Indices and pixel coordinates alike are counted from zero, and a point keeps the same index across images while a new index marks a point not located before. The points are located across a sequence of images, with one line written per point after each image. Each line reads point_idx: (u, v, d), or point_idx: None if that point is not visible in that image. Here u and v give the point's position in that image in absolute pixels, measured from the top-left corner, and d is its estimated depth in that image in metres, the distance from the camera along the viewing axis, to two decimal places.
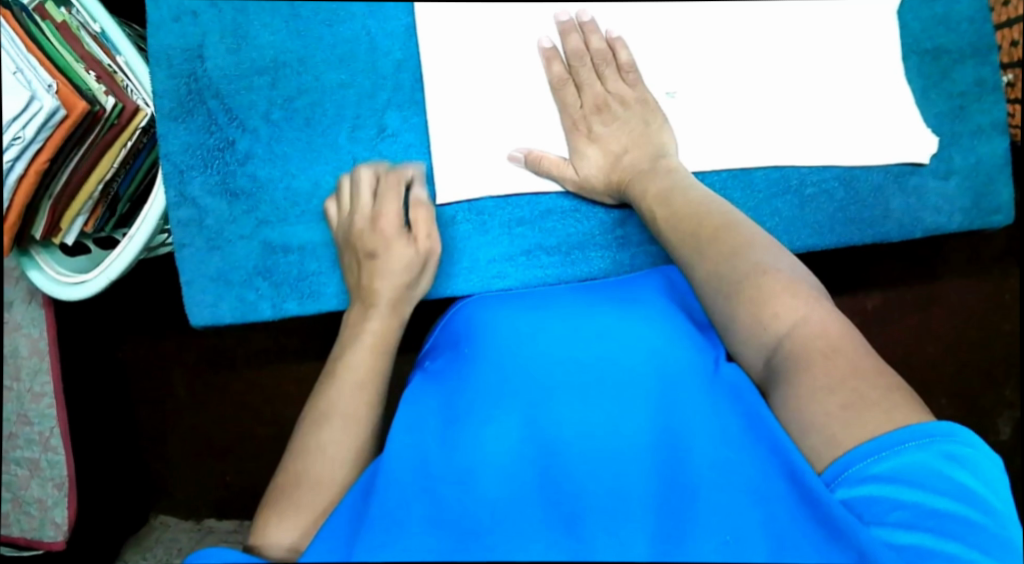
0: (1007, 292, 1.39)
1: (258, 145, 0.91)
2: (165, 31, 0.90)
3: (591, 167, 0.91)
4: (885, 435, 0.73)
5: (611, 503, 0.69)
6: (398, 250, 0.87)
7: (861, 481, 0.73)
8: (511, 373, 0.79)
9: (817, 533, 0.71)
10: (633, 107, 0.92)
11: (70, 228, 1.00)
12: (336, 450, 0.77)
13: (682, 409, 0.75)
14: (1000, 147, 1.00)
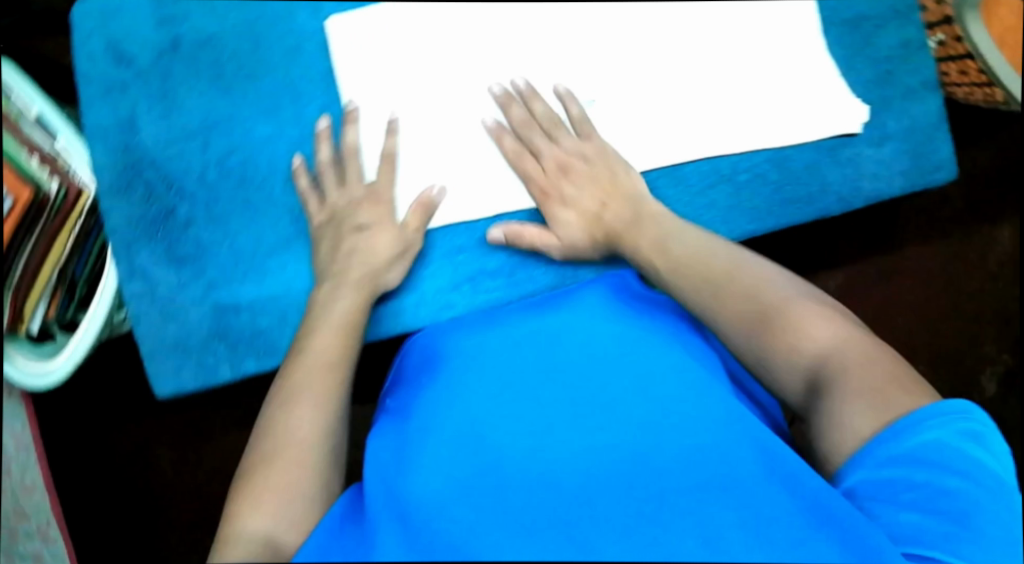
0: (972, 250, 1.41)
1: (198, 209, 0.94)
2: (96, 106, 0.93)
3: (573, 231, 0.94)
4: (900, 421, 0.75)
5: (572, 510, 0.73)
6: (361, 256, 0.91)
7: (875, 461, 0.75)
8: (468, 392, 0.84)
9: (770, 504, 0.75)
10: (594, 161, 0.94)
11: (33, 317, 1.02)
12: (302, 432, 0.80)
13: (628, 409, 0.80)
14: (933, 105, 1.01)
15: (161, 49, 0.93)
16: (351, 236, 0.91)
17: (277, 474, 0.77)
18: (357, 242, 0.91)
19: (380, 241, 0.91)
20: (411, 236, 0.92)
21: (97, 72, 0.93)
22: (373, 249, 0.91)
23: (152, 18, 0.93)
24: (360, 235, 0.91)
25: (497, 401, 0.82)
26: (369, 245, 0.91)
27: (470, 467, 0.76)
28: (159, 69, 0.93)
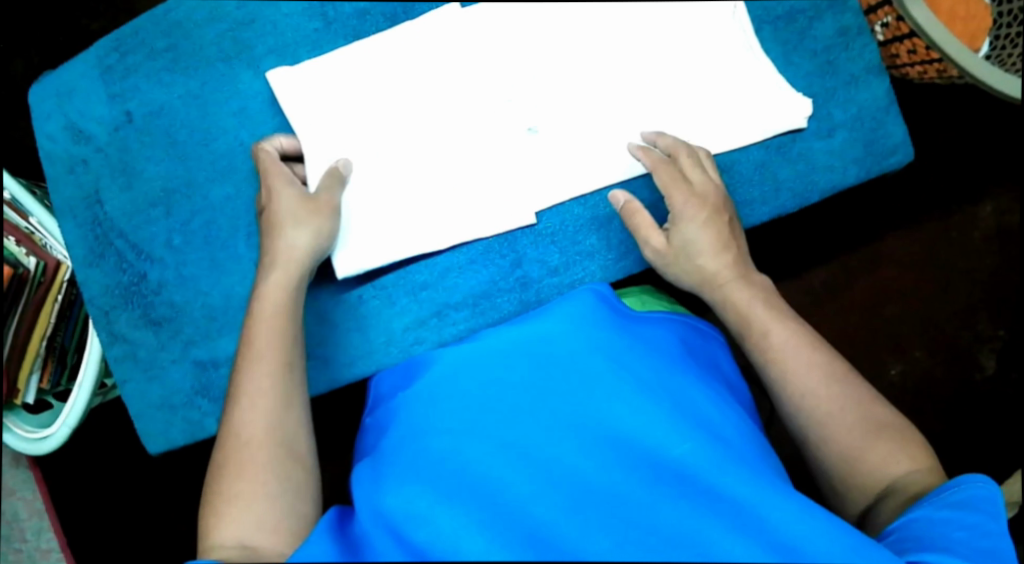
0: (953, 231, 1.41)
1: (168, 272, 0.97)
2: (62, 183, 0.98)
3: (697, 254, 0.93)
4: (961, 476, 0.82)
5: (562, 527, 0.75)
6: (279, 237, 0.90)
7: (928, 503, 0.82)
8: (453, 399, 0.83)
9: (742, 525, 0.77)
10: (719, 199, 0.94)
11: (28, 387, 1.07)
12: (248, 433, 0.84)
13: (615, 423, 0.81)
14: (880, 89, 1.01)
15: (116, 123, 0.98)
16: (271, 215, 0.91)
17: (236, 476, 0.82)
18: (275, 218, 0.91)
19: (293, 207, 0.91)
20: (326, 197, 0.91)
21: (59, 151, 0.98)
22: (290, 221, 0.90)
23: (103, 95, 0.98)
24: (287, 204, 0.91)
25: (483, 406, 0.81)
26: (292, 215, 0.90)
27: (460, 474, 0.77)
28: (116, 141, 0.98)
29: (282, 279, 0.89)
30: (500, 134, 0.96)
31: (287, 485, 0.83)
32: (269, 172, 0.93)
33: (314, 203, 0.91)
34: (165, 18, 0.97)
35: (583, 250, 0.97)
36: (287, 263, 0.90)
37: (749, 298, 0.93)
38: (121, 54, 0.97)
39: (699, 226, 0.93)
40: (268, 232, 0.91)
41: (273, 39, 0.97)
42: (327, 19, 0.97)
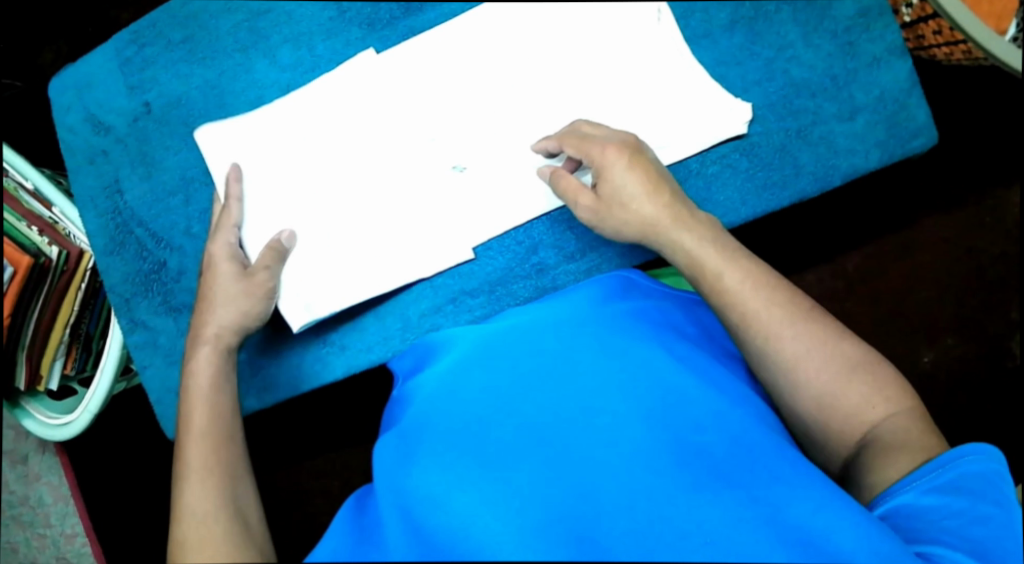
0: (987, 216, 1.37)
1: (187, 261, 0.98)
2: (83, 174, 0.99)
3: (627, 204, 0.90)
4: (942, 455, 0.82)
5: (579, 512, 0.74)
6: (213, 308, 0.90)
7: (915, 487, 0.82)
8: (472, 382, 0.82)
9: (760, 516, 0.76)
10: (632, 150, 0.91)
11: (52, 372, 1.08)
12: (199, 509, 0.79)
13: (635, 405, 0.79)
14: (903, 70, 0.99)
15: (135, 114, 0.98)
16: (205, 295, 0.91)
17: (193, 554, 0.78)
18: (206, 301, 0.91)
19: (228, 286, 0.91)
20: (262, 273, 0.91)
21: (80, 141, 0.99)
22: (222, 300, 0.91)
23: (122, 86, 0.99)
24: (225, 282, 0.91)
25: (499, 389, 0.81)
26: (226, 298, 0.91)
27: (475, 455, 0.76)
28: (135, 132, 0.99)
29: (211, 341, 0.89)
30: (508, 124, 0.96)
31: (219, 559, 0.77)
32: (211, 256, 0.93)
33: (247, 281, 0.91)
34: (181, 10, 0.98)
35: (600, 235, 0.96)
36: (211, 343, 0.90)
37: (690, 237, 0.90)
38: (138, 46, 0.98)
39: (624, 173, 0.90)
40: (202, 308, 0.91)
41: (289, 28, 0.97)
42: (341, 7, 0.97)
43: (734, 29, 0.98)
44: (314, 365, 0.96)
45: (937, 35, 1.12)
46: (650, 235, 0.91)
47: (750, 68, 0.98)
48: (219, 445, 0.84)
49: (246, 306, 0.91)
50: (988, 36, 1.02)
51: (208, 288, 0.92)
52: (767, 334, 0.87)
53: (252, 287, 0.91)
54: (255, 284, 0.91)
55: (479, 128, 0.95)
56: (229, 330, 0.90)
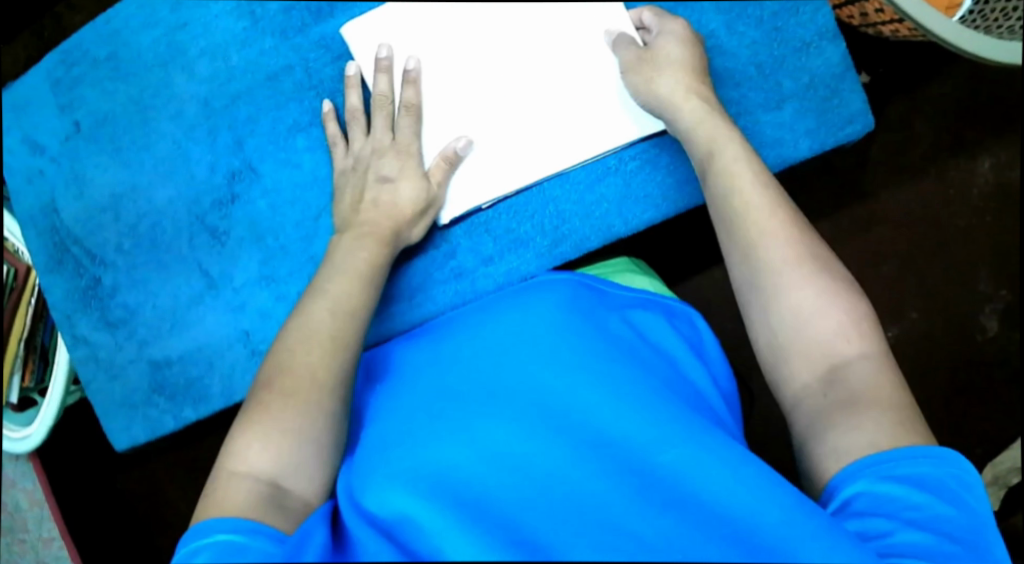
0: (951, 188, 1.35)
1: (121, 276, 0.99)
2: (21, 195, 1.00)
3: (664, 70, 0.91)
4: (902, 446, 0.75)
5: (538, 518, 0.70)
6: (392, 204, 0.91)
7: (873, 473, 0.75)
8: (429, 393, 0.80)
9: (729, 523, 0.72)
10: (674, 38, 0.92)
11: (10, 387, 1.11)
12: (303, 375, 0.82)
13: (592, 410, 0.77)
14: (835, 54, 0.96)
15: (66, 133, 0.99)
16: (376, 188, 0.92)
17: (285, 410, 0.80)
18: (389, 194, 0.91)
19: (404, 188, 0.92)
20: (438, 190, 0.93)
21: (17, 162, 1.00)
22: (406, 203, 0.91)
23: (53, 107, 0.99)
24: (384, 186, 0.92)
25: (452, 397, 0.78)
26: (394, 200, 0.91)
27: (432, 463, 0.73)
28: (67, 151, 0.99)
29: (366, 259, 0.89)
30: (536, 71, 0.94)
31: (314, 420, 0.80)
32: (335, 156, 0.95)
33: (433, 195, 0.93)
34: (105, 28, 0.98)
35: (513, 237, 0.96)
36: (354, 270, 0.88)
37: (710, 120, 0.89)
38: (67, 66, 0.99)
39: (678, 43, 0.91)
40: (362, 201, 0.92)
41: (206, 41, 0.97)
42: (255, 19, 0.97)
43: None
44: (247, 377, 0.98)
45: (880, 13, 1.05)
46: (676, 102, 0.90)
47: None
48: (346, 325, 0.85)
49: (408, 208, 0.91)
50: (931, 14, 0.95)
51: (395, 179, 0.92)
52: (763, 230, 0.84)
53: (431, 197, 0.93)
54: (430, 192, 0.93)
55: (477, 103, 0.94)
56: (377, 241, 0.90)
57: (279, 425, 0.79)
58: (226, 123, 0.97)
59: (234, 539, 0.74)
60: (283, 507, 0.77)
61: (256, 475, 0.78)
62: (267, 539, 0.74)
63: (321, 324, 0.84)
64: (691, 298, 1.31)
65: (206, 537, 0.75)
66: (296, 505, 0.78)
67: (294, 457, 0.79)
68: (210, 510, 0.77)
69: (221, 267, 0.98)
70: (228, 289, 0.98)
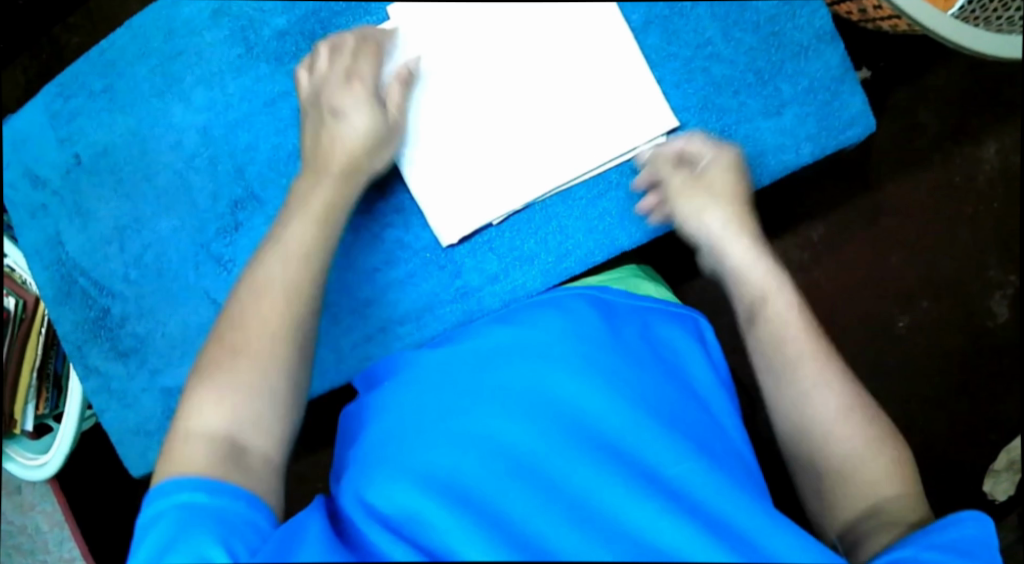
0: (958, 174, 1.34)
1: (128, 306, 1.00)
2: (26, 229, 1.00)
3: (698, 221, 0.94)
4: (945, 517, 0.77)
5: (548, 522, 0.70)
6: (342, 135, 0.91)
7: (917, 541, 0.76)
8: (438, 391, 0.78)
9: (735, 528, 0.73)
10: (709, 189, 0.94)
11: (25, 416, 1.12)
12: (257, 324, 0.85)
13: (601, 411, 0.76)
14: (833, 57, 0.95)
15: (67, 166, 0.99)
16: (329, 125, 0.92)
17: (235, 367, 0.83)
18: (340, 132, 0.91)
19: (354, 116, 0.91)
20: (395, 114, 0.92)
21: (20, 196, 1.00)
22: (357, 136, 0.91)
23: (52, 140, 0.99)
24: (337, 116, 0.91)
25: (461, 394, 0.77)
26: (344, 131, 0.91)
27: (442, 467, 0.72)
28: (69, 184, 0.99)
29: (325, 199, 0.90)
30: (554, 79, 0.92)
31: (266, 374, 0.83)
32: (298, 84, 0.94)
33: (389, 124, 0.91)
34: (99, 58, 0.98)
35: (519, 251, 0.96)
36: (312, 209, 0.90)
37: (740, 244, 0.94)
38: (64, 98, 0.99)
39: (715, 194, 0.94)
40: (319, 145, 0.92)
41: (200, 70, 0.97)
42: (249, 45, 0.97)
43: (648, 30, 0.94)
44: None
45: (877, 9, 1.04)
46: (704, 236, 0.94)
47: (669, 70, 0.95)
48: (302, 272, 0.87)
49: (359, 140, 0.91)
50: (931, 12, 0.94)
51: (343, 110, 0.91)
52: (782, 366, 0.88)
53: (388, 124, 0.92)
54: (388, 122, 0.91)
55: (492, 121, 0.92)
56: (334, 176, 0.91)
57: (231, 387, 0.82)
58: (225, 151, 0.98)
59: (197, 498, 0.77)
60: (247, 467, 0.80)
61: (216, 436, 0.80)
62: (231, 497, 0.77)
63: (271, 273, 0.87)
64: (698, 293, 1.32)
65: (171, 497, 0.78)
66: (258, 462, 0.80)
67: (252, 410, 0.81)
68: (173, 474, 0.80)
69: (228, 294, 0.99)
70: None
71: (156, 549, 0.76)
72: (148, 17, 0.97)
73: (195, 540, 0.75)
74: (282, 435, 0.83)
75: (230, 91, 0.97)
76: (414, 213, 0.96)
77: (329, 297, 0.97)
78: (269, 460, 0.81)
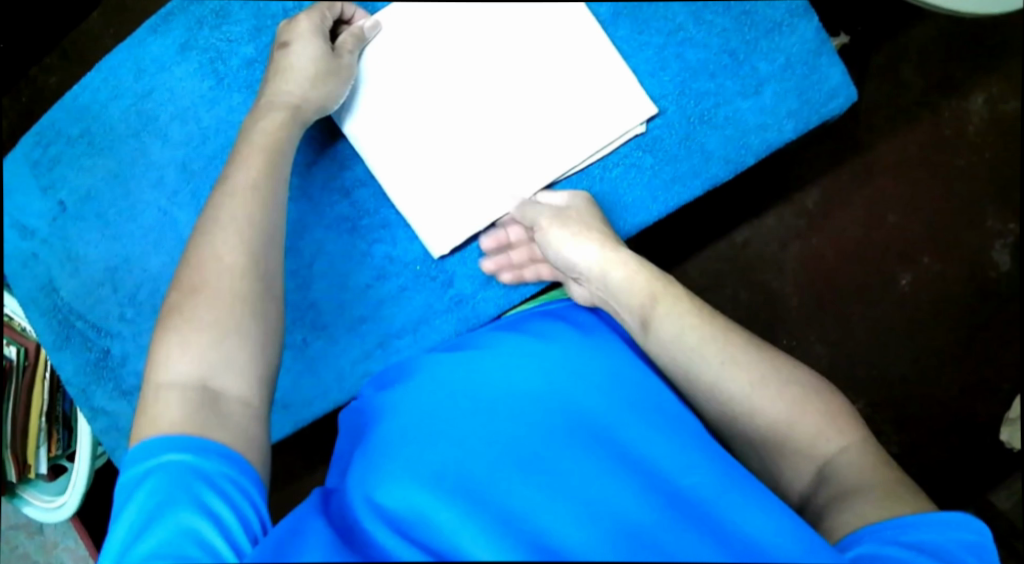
0: (947, 128, 1.33)
1: (128, 345, 1.00)
2: (19, 278, 1.00)
3: (577, 263, 0.90)
4: (912, 515, 0.75)
5: (557, 517, 0.69)
6: (289, 71, 0.89)
7: (880, 536, 0.74)
8: (442, 394, 0.78)
9: (742, 514, 0.73)
10: (569, 229, 0.90)
11: (37, 459, 1.13)
12: (219, 259, 0.84)
13: (605, 410, 0.76)
14: (808, 30, 0.94)
15: (52, 214, 0.99)
16: (277, 56, 0.90)
17: (202, 311, 0.82)
18: (287, 59, 0.89)
19: (299, 51, 0.89)
20: (348, 59, 0.91)
21: (10, 248, 1.00)
22: (298, 68, 0.89)
23: (35, 189, 0.99)
24: (282, 52, 0.90)
25: (465, 397, 0.77)
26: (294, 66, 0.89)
27: (447, 467, 0.72)
28: (57, 231, 0.99)
29: (267, 127, 0.89)
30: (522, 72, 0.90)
31: (234, 318, 0.82)
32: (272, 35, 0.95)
33: (337, 59, 0.90)
34: (73, 104, 0.98)
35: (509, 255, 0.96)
36: (260, 143, 0.89)
37: (617, 264, 0.88)
38: (43, 147, 0.99)
39: (572, 235, 0.90)
40: (269, 76, 0.91)
41: (175, 105, 0.97)
42: (220, 76, 0.96)
43: (618, 22, 0.93)
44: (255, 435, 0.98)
45: None
46: (578, 268, 0.90)
47: (642, 60, 0.94)
48: (256, 205, 0.86)
49: (302, 72, 0.89)
50: None
51: (290, 43, 0.90)
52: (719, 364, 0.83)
53: (336, 65, 0.90)
54: (333, 59, 0.90)
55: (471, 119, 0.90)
56: (284, 106, 0.90)
57: (198, 327, 0.81)
58: (207, 183, 0.97)
59: (185, 458, 0.76)
60: (225, 415, 0.80)
61: (190, 386, 0.80)
62: (219, 458, 0.77)
63: (233, 210, 0.86)
64: (699, 269, 1.33)
65: (157, 457, 0.77)
66: (234, 406, 0.81)
67: (221, 354, 0.81)
68: (149, 434, 0.79)
69: None
70: None
71: (142, 510, 0.75)
72: (117, 57, 0.97)
73: (188, 509, 0.74)
74: (258, 380, 0.83)
75: (206, 125, 0.97)
76: (400, 226, 0.96)
77: (325, 317, 0.97)
78: (247, 406, 0.81)
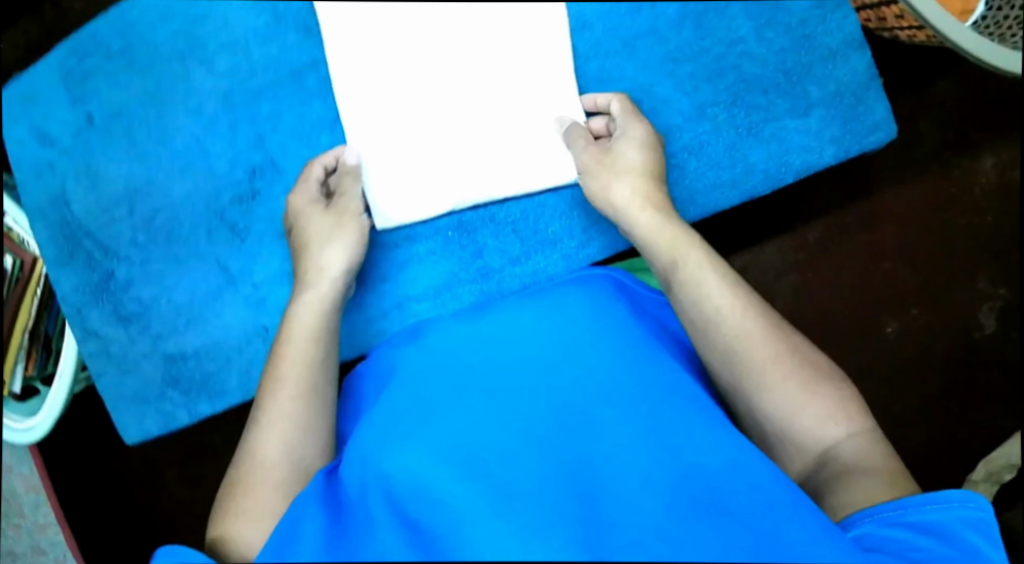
0: (954, 185, 1.37)
1: (135, 269, 0.97)
2: (30, 187, 0.96)
3: (612, 190, 0.91)
4: (911, 494, 0.76)
5: (569, 504, 0.68)
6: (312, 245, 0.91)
7: (878, 516, 0.76)
8: (459, 368, 0.77)
9: (754, 513, 0.70)
10: (615, 166, 0.91)
11: (14, 376, 1.08)
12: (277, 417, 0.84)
13: (621, 396, 0.75)
14: (860, 63, 0.96)
15: (77, 125, 0.96)
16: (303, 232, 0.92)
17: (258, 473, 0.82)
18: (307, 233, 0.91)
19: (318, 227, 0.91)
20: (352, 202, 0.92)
21: (26, 154, 0.96)
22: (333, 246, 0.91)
23: (64, 99, 0.95)
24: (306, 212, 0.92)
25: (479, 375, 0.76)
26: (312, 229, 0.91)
27: (457, 448, 0.71)
28: (79, 144, 0.96)
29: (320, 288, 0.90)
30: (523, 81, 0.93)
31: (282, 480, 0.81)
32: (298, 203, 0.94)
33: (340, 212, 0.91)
34: (119, 19, 0.95)
35: (534, 201, 0.96)
36: (314, 290, 0.90)
37: (645, 213, 0.90)
38: (79, 58, 0.95)
39: (625, 174, 0.91)
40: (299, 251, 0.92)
41: (227, 35, 0.95)
42: (277, 13, 0.95)
43: (683, 24, 0.94)
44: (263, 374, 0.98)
45: (899, 19, 1.05)
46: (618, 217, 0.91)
47: (699, 65, 0.95)
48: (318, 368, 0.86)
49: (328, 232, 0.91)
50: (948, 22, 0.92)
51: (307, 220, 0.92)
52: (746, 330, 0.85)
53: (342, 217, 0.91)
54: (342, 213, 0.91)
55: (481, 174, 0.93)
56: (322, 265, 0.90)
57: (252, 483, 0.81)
58: (246, 118, 0.96)
59: None
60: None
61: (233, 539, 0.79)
62: None
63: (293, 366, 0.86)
64: None
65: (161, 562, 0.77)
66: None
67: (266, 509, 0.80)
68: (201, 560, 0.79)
69: (240, 265, 0.97)
70: (247, 285, 0.98)
71: None
72: None
73: None
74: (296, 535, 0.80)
75: (254, 60, 0.95)
76: None
77: None
78: None
